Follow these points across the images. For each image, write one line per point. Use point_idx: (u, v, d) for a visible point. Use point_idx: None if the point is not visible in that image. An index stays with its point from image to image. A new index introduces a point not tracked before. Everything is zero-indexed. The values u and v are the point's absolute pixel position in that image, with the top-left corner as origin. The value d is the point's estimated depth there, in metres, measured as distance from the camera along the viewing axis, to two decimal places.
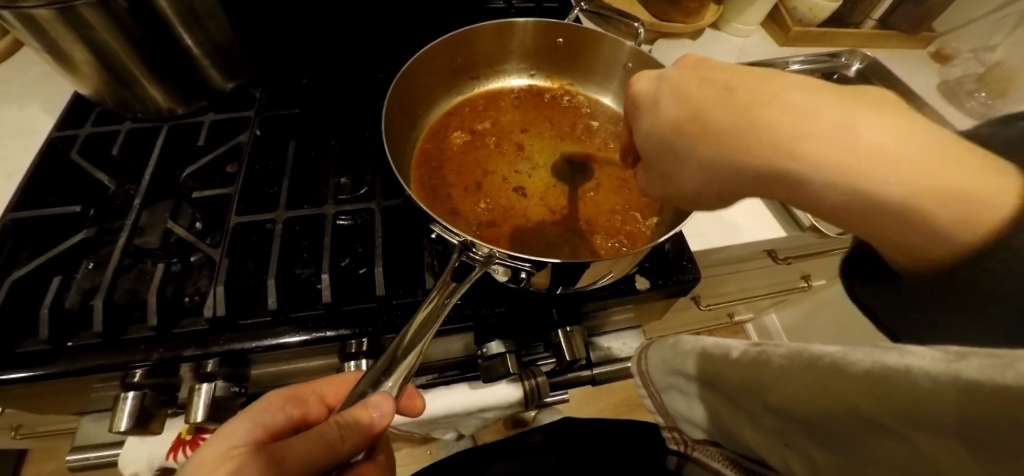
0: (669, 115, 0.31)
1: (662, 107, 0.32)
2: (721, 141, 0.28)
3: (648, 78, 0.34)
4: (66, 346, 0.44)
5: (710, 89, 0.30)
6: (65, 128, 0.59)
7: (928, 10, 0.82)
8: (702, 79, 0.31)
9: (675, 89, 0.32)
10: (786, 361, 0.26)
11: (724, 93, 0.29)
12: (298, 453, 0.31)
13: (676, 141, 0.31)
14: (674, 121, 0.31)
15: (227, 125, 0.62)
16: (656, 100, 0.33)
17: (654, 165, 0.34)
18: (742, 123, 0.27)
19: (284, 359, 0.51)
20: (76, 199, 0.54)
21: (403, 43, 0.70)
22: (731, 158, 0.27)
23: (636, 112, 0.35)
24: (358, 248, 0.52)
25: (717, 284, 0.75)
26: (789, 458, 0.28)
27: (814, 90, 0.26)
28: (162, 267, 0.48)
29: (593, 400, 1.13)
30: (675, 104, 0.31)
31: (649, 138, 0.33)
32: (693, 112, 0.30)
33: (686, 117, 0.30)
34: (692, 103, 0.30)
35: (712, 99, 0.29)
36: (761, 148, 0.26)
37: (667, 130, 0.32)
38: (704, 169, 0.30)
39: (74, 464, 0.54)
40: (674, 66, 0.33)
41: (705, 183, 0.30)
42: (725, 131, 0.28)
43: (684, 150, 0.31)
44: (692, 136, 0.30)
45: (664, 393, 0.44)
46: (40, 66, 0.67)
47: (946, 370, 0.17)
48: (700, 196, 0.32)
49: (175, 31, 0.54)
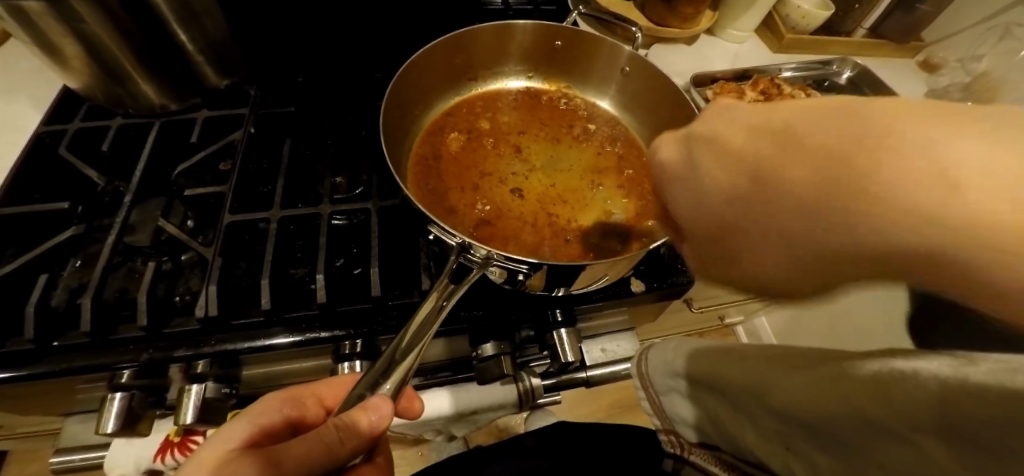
0: (714, 184, 0.23)
1: (703, 177, 0.24)
2: (796, 220, 0.19)
3: (671, 138, 0.27)
4: (52, 346, 0.43)
5: (759, 137, 0.22)
6: (52, 123, 0.58)
7: (918, 21, 0.85)
8: (746, 126, 0.23)
9: (713, 149, 0.24)
10: (790, 364, 0.27)
11: (782, 144, 0.20)
12: (295, 454, 0.31)
13: (734, 216, 0.22)
14: (724, 190, 0.23)
15: (221, 122, 0.61)
16: (688, 163, 0.25)
17: (706, 249, 0.25)
18: (813, 193, 0.19)
19: (276, 360, 0.50)
20: (64, 196, 0.53)
21: (400, 43, 0.69)
22: (817, 240, 0.19)
23: (663, 184, 0.27)
24: (353, 248, 0.51)
25: (709, 287, 0.76)
26: (790, 463, 0.29)
27: (953, 122, 0.16)
28: (152, 266, 0.47)
29: (585, 402, 1.13)
30: (720, 166, 0.23)
31: (692, 220, 0.25)
32: (748, 172, 0.21)
33: (742, 178, 0.22)
34: (739, 159, 0.22)
35: (758, 155, 0.21)
36: (883, 220, 0.16)
37: (719, 202, 0.23)
38: (788, 255, 0.20)
39: (58, 466, 0.52)
40: (699, 117, 0.26)
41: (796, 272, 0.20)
42: (794, 202, 0.19)
43: (757, 227, 0.21)
44: (755, 207, 0.21)
45: (663, 396, 0.44)
46: (28, 59, 0.66)
47: (955, 374, 0.18)
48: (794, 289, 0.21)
49: (168, 25, 0.54)
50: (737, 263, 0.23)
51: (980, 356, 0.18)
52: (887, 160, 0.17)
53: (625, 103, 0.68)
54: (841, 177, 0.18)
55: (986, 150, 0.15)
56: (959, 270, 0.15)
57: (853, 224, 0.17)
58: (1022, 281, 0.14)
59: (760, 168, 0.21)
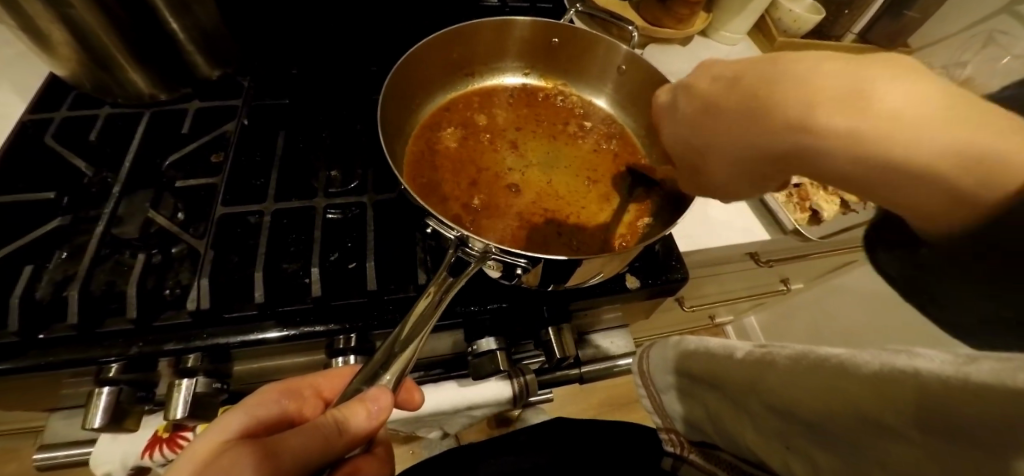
0: (688, 112, 0.30)
1: (681, 109, 0.31)
2: (736, 129, 0.26)
3: (666, 91, 0.33)
4: (37, 339, 0.42)
5: (717, 81, 0.29)
6: (37, 111, 0.57)
7: (904, 27, 0.87)
8: (721, 75, 0.28)
9: (696, 98, 0.30)
10: (791, 363, 0.28)
11: (731, 85, 0.27)
12: (293, 446, 0.31)
13: (697, 139, 0.30)
14: (699, 122, 0.30)
15: (213, 113, 0.60)
16: (676, 108, 0.32)
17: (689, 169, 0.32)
18: (747, 111, 0.26)
19: (268, 355, 0.50)
20: (50, 185, 0.52)
21: (396, 37, 0.69)
22: (765, 149, 0.25)
23: (659, 120, 0.34)
24: (348, 243, 0.51)
25: (700, 286, 0.77)
26: (789, 460, 0.29)
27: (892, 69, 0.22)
28: (142, 258, 0.46)
29: (577, 400, 1.13)
30: (696, 103, 0.30)
31: (670, 144, 0.33)
32: (705, 106, 0.29)
33: (701, 107, 0.29)
34: (713, 101, 0.28)
35: (714, 96, 0.28)
36: (779, 126, 0.24)
37: (688, 130, 0.31)
38: (730, 159, 0.28)
39: (41, 463, 0.51)
40: (691, 71, 0.32)
41: (745, 177, 0.28)
42: (733, 121, 0.27)
43: (714, 147, 0.29)
44: (709, 130, 0.29)
45: (665, 394, 0.45)
46: (12, 46, 0.64)
47: (954, 372, 0.19)
48: (734, 183, 0.29)
49: (161, 14, 0.55)
50: (704, 172, 0.31)
51: (980, 355, 0.19)
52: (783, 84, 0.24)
53: (621, 102, 0.69)
54: (757, 105, 0.25)
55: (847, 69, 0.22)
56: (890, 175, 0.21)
57: (768, 131, 0.25)
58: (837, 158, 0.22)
59: (715, 99, 0.28)
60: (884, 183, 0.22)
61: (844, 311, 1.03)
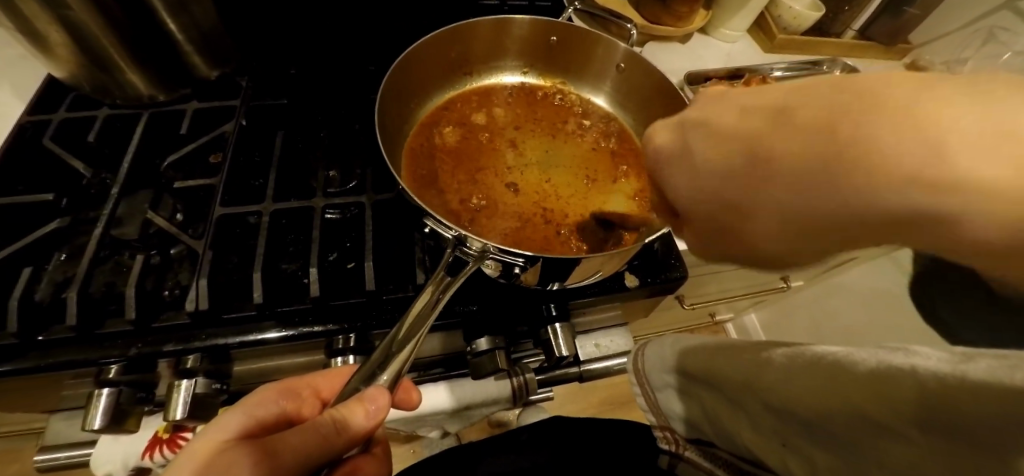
0: (706, 162, 0.22)
1: (697, 157, 0.23)
2: (780, 188, 0.19)
3: (666, 126, 0.25)
4: (36, 340, 0.42)
5: (746, 116, 0.21)
6: (36, 112, 0.57)
7: (904, 23, 0.86)
8: (737, 105, 0.22)
9: (708, 133, 0.22)
10: (786, 361, 0.28)
11: (774, 121, 0.19)
12: (291, 446, 0.31)
13: (733, 192, 0.21)
14: (718, 164, 0.22)
15: (212, 114, 0.60)
16: (683, 151, 0.23)
17: (714, 230, 0.23)
18: (820, 161, 0.17)
19: (268, 355, 0.50)
20: (49, 187, 0.52)
21: (394, 37, 0.68)
22: (836, 197, 0.17)
23: (658, 171, 0.26)
24: (347, 243, 0.51)
25: (700, 284, 0.77)
26: (786, 459, 0.29)
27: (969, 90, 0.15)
28: (141, 259, 0.46)
29: (577, 398, 1.13)
30: (711, 143, 0.22)
31: (686, 197, 0.24)
32: (741, 148, 0.21)
33: (736, 155, 0.21)
34: (731, 137, 0.21)
35: (742, 147, 0.20)
36: (869, 182, 0.16)
37: (717, 179, 0.22)
38: (783, 227, 0.20)
39: (41, 466, 0.52)
40: (692, 101, 0.25)
41: (799, 239, 0.19)
42: (775, 164, 0.19)
43: (742, 216, 0.21)
44: (748, 185, 0.20)
45: (660, 393, 0.45)
46: (11, 47, 0.64)
47: (954, 371, 0.19)
48: (795, 255, 0.21)
49: (158, 15, 0.54)
50: (739, 236, 0.22)
51: (978, 353, 0.19)
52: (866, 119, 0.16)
53: (620, 100, 0.69)
54: (831, 149, 0.17)
55: (959, 96, 0.15)
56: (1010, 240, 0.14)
57: (848, 194, 0.17)
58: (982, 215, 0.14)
59: (754, 142, 0.20)
60: (1002, 261, 0.15)
61: (844, 310, 1.03)
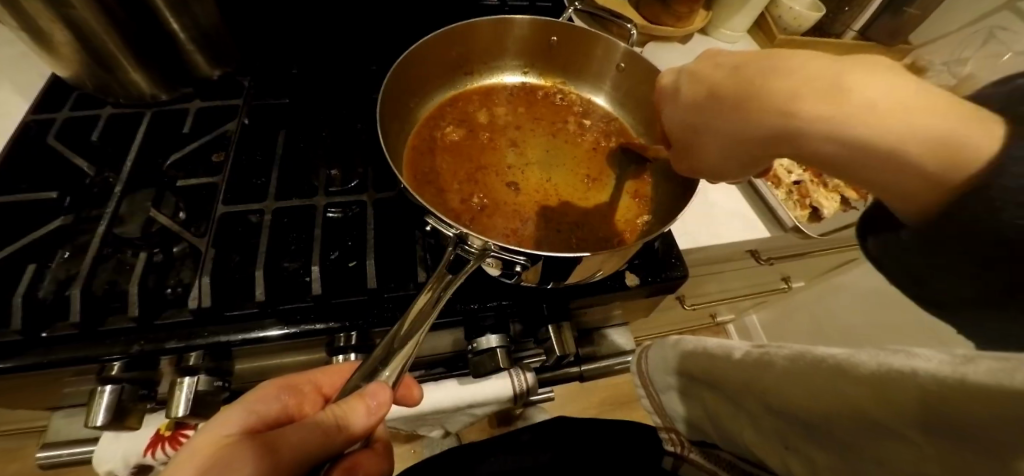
0: (684, 99, 0.35)
1: (682, 95, 0.35)
2: (727, 117, 0.31)
3: (672, 73, 0.37)
4: (40, 337, 0.42)
5: (718, 70, 0.32)
6: (40, 111, 0.57)
7: (904, 23, 0.86)
8: (727, 64, 0.31)
9: (690, 83, 0.34)
10: (789, 363, 0.28)
11: (741, 73, 0.30)
12: (293, 443, 0.31)
13: (692, 120, 0.34)
14: (688, 103, 0.34)
15: (213, 113, 0.61)
16: (673, 90, 0.36)
17: (680, 146, 0.36)
18: (743, 103, 0.29)
19: (270, 353, 0.50)
20: (52, 186, 0.52)
21: (395, 37, 0.69)
22: (738, 128, 0.30)
23: (662, 103, 0.38)
24: (348, 241, 0.51)
25: (700, 284, 0.77)
26: (788, 461, 0.30)
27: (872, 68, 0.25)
28: (144, 257, 0.47)
29: (578, 398, 1.13)
30: (688, 88, 0.34)
31: (670, 124, 0.36)
32: (709, 92, 0.32)
33: (702, 95, 0.33)
34: (711, 86, 0.32)
35: (715, 82, 0.32)
36: (768, 108, 0.28)
37: (686, 110, 0.34)
38: (725, 149, 0.32)
39: (45, 462, 0.52)
40: (697, 57, 0.35)
41: (722, 152, 0.33)
42: (733, 106, 0.30)
43: (713, 122, 0.32)
44: (707, 114, 0.32)
45: (665, 394, 0.46)
46: (16, 46, 0.65)
47: (953, 372, 0.19)
48: (724, 171, 0.34)
49: (160, 14, 0.54)
50: (694, 153, 0.35)
51: (978, 354, 0.19)
52: (776, 77, 0.28)
53: (620, 99, 0.69)
54: (750, 96, 0.29)
55: (862, 74, 0.25)
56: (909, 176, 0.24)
57: (755, 115, 0.29)
58: (817, 139, 0.26)
59: (714, 87, 0.32)
60: (896, 177, 0.25)
61: (843, 309, 1.03)
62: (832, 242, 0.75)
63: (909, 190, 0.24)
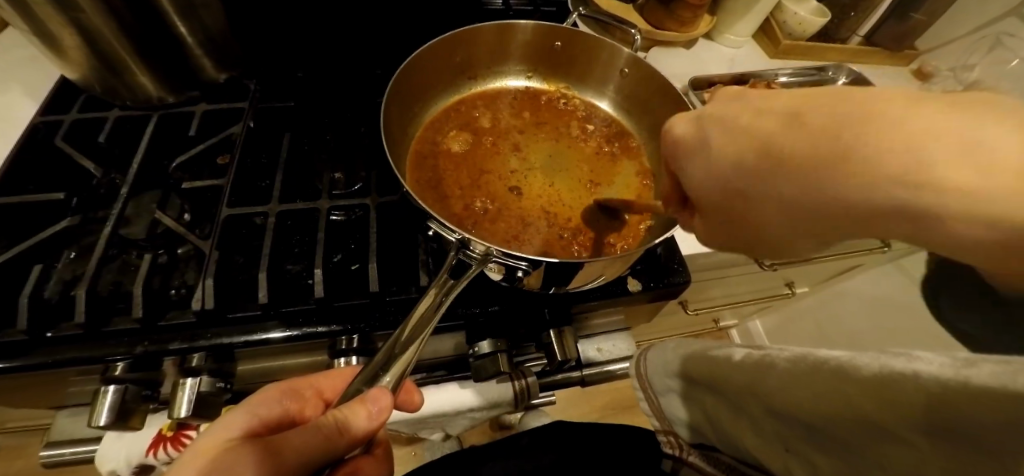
0: (722, 157, 0.28)
1: (714, 152, 0.28)
2: (794, 182, 0.24)
3: (684, 119, 0.31)
4: (45, 337, 0.43)
5: (757, 120, 0.26)
6: (48, 113, 0.58)
7: (912, 29, 0.85)
8: (760, 112, 0.26)
9: (722, 129, 0.28)
10: (789, 366, 0.28)
11: (786, 126, 0.24)
12: (293, 444, 0.31)
13: (739, 180, 0.27)
14: (730, 159, 0.27)
15: (219, 116, 0.61)
16: (700, 143, 0.30)
17: (721, 211, 0.30)
18: (827, 162, 0.22)
19: (272, 355, 0.50)
20: (59, 187, 0.53)
21: (400, 41, 0.69)
22: (817, 192, 0.23)
23: (678, 157, 0.32)
24: (351, 244, 0.51)
25: (703, 289, 0.77)
26: (788, 464, 0.30)
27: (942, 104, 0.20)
28: (149, 259, 0.47)
29: (580, 403, 1.13)
30: (726, 142, 0.28)
31: (699, 185, 0.30)
32: (756, 148, 0.26)
33: (747, 153, 0.26)
34: (751, 143, 0.26)
35: (756, 141, 0.26)
36: (840, 184, 0.22)
37: (727, 169, 0.28)
38: (783, 218, 0.26)
39: (48, 460, 0.52)
40: (709, 102, 0.31)
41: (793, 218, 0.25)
42: (790, 165, 0.24)
43: (761, 188, 0.26)
44: (760, 179, 0.26)
45: (663, 397, 0.45)
46: (26, 48, 0.65)
47: (957, 375, 0.18)
48: (791, 243, 0.28)
49: (168, 19, 0.54)
50: (746, 219, 0.28)
51: (981, 358, 0.19)
52: (836, 124, 0.22)
53: (623, 104, 0.69)
54: (828, 153, 0.22)
55: (989, 129, 0.18)
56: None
57: (834, 181, 0.22)
58: (908, 194, 0.20)
59: (764, 146, 0.25)
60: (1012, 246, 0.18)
61: (848, 312, 1.03)
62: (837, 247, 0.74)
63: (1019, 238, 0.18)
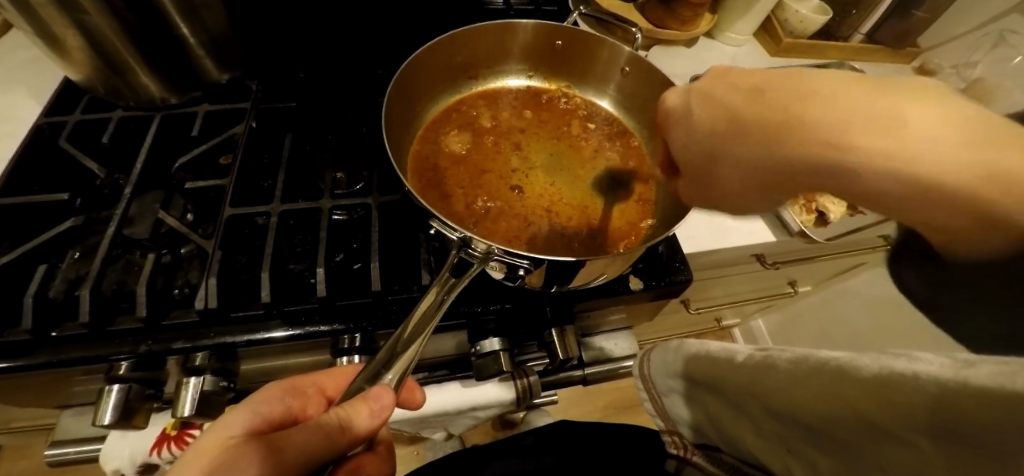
0: (702, 122, 0.28)
1: (696, 119, 0.29)
2: (753, 149, 0.25)
3: (676, 92, 0.31)
4: (49, 336, 0.43)
5: (736, 94, 0.27)
6: (52, 114, 0.58)
7: (914, 26, 0.85)
8: (754, 87, 0.26)
9: (707, 104, 0.28)
10: (790, 367, 0.28)
11: (756, 99, 0.25)
12: (296, 444, 0.31)
13: (712, 144, 0.27)
14: (707, 127, 0.28)
15: (222, 117, 0.61)
16: (685, 113, 0.30)
17: (694, 177, 0.30)
18: (773, 132, 0.24)
19: (276, 354, 0.50)
20: (63, 187, 0.53)
21: (401, 41, 0.69)
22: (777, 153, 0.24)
23: (667, 125, 0.31)
24: (353, 244, 0.51)
25: (706, 288, 0.77)
26: (790, 464, 0.30)
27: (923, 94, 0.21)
28: (152, 258, 0.47)
29: (582, 402, 1.13)
30: (705, 111, 0.28)
31: (680, 149, 0.30)
32: (732, 116, 0.26)
33: (720, 121, 0.27)
34: (728, 112, 0.27)
35: (733, 108, 0.26)
36: (804, 146, 0.22)
37: (703, 136, 0.28)
38: (745, 180, 0.26)
39: (52, 459, 0.52)
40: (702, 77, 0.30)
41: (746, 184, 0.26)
42: (755, 132, 0.25)
43: (733, 151, 0.26)
44: (732, 142, 0.26)
45: (665, 397, 0.46)
46: (30, 49, 0.66)
47: (955, 376, 0.18)
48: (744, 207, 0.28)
49: (171, 20, 0.55)
50: (710, 183, 0.29)
51: (980, 359, 0.18)
52: (810, 100, 0.23)
53: (624, 103, 0.69)
54: (780, 121, 0.24)
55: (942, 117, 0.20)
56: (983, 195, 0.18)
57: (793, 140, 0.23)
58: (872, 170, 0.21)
59: (737, 113, 0.26)
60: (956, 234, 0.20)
61: (846, 315, 1.03)
62: (839, 246, 0.74)
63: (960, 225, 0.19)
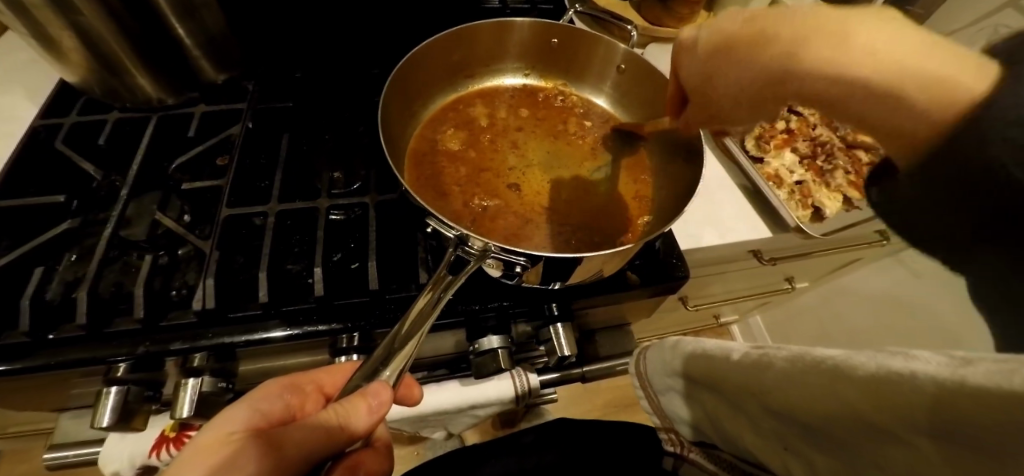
0: (704, 52, 0.36)
1: (702, 41, 0.36)
2: (753, 65, 0.33)
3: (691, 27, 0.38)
4: (47, 338, 0.43)
5: (743, 24, 0.34)
6: (48, 116, 0.58)
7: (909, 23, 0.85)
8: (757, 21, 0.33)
9: (718, 38, 0.35)
10: (788, 365, 0.28)
11: (761, 24, 0.32)
12: (296, 441, 0.31)
13: (711, 69, 0.36)
14: (712, 58, 0.36)
15: (218, 118, 0.61)
16: (697, 44, 0.37)
17: (699, 102, 0.40)
18: (767, 39, 0.31)
19: (274, 354, 0.50)
20: (60, 190, 0.53)
21: (397, 41, 0.69)
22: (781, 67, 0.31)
23: (676, 61, 0.40)
24: (350, 243, 0.51)
25: (703, 285, 0.77)
26: (789, 462, 0.30)
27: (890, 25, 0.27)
28: (150, 259, 0.47)
29: (582, 400, 1.13)
30: (715, 32, 0.35)
31: (688, 78, 0.39)
32: (745, 38, 0.33)
33: (720, 49, 0.35)
34: (735, 37, 0.34)
35: (730, 39, 0.34)
36: (799, 61, 0.30)
37: (713, 62, 0.36)
38: (738, 99, 0.37)
39: (51, 463, 0.52)
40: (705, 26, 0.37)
41: (742, 89, 0.35)
42: (765, 51, 0.32)
43: (741, 64, 0.34)
44: (740, 59, 0.34)
45: (665, 395, 0.46)
46: (26, 51, 0.66)
47: (951, 375, 0.18)
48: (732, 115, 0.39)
49: (166, 21, 0.55)
50: (716, 82, 0.37)
51: (976, 356, 0.18)
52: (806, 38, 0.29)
53: (620, 100, 0.69)
54: (782, 45, 0.31)
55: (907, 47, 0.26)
56: (928, 78, 0.25)
57: (799, 63, 0.30)
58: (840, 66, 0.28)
59: (730, 39, 0.34)
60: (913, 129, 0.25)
61: (849, 314, 1.02)
62: (835, 241, 0.74)
63: (907, 117, 0.26)
